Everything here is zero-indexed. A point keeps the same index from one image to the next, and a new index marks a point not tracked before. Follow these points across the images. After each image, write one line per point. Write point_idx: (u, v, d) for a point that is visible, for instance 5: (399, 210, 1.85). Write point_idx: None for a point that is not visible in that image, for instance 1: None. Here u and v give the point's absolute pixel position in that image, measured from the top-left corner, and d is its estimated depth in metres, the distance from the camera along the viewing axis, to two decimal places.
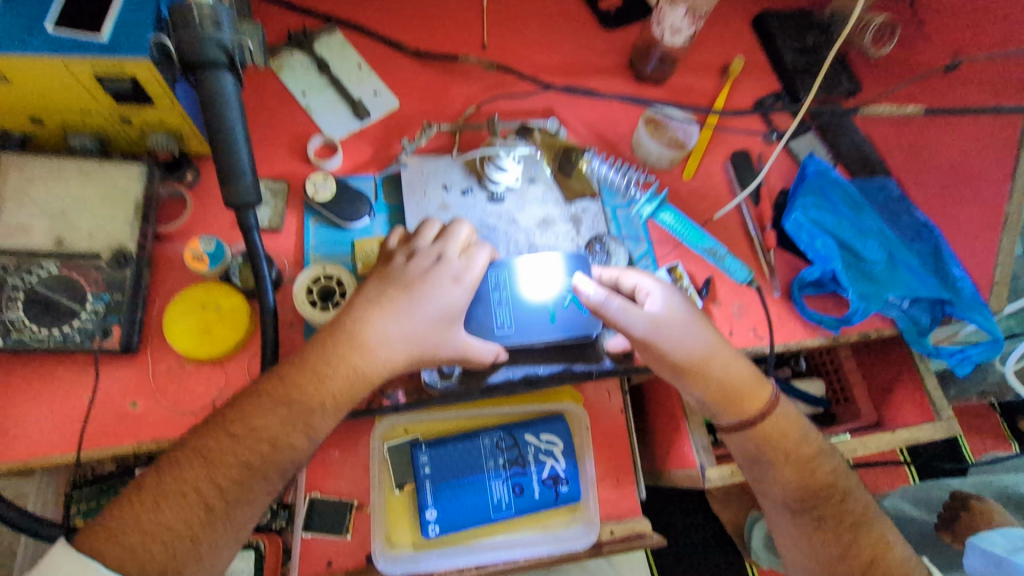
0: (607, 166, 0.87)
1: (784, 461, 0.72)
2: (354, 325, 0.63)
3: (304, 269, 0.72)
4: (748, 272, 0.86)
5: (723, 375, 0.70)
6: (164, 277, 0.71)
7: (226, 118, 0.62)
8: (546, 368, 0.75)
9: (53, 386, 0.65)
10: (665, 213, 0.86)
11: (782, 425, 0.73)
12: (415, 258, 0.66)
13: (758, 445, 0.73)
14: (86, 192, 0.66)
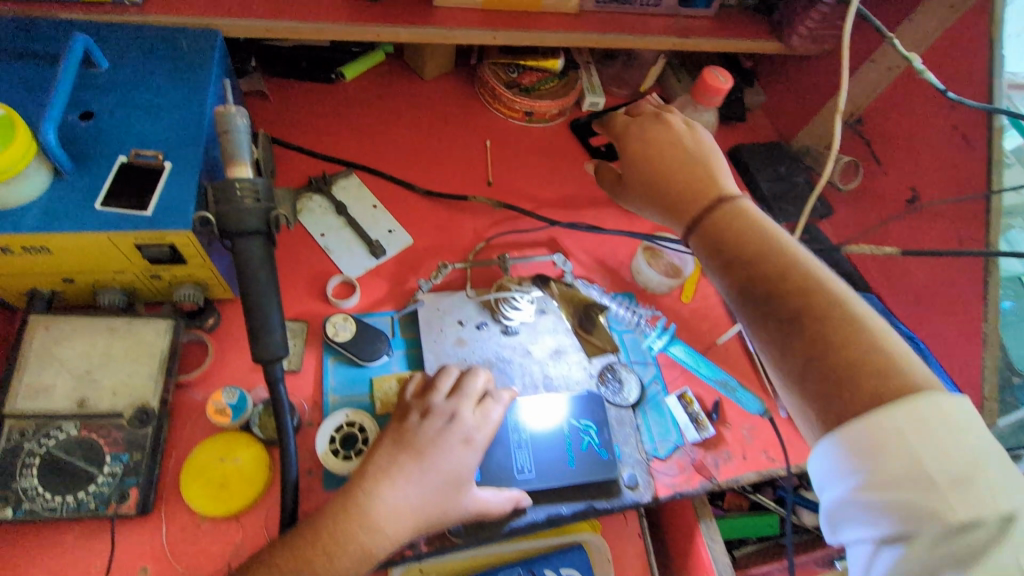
0: (617, 302, 0.91)
1: (817, 319, 0.51)
2: (363, 496, 0.60)
3: (327, 417, 0.72)
4: (760, 403, 0.88)
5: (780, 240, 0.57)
6: (183, 428, 0.71)
7: (260, 279, 0.64)
8: (569, 507, 0.74)
9: (62, 556, 0.62)
10: (677, 347, 0.90)
11: (825, 292, 0.53)
12: (428, 421, 0.65)
13: (759, 283, 0.56)
14: (111, 350, 0.67)
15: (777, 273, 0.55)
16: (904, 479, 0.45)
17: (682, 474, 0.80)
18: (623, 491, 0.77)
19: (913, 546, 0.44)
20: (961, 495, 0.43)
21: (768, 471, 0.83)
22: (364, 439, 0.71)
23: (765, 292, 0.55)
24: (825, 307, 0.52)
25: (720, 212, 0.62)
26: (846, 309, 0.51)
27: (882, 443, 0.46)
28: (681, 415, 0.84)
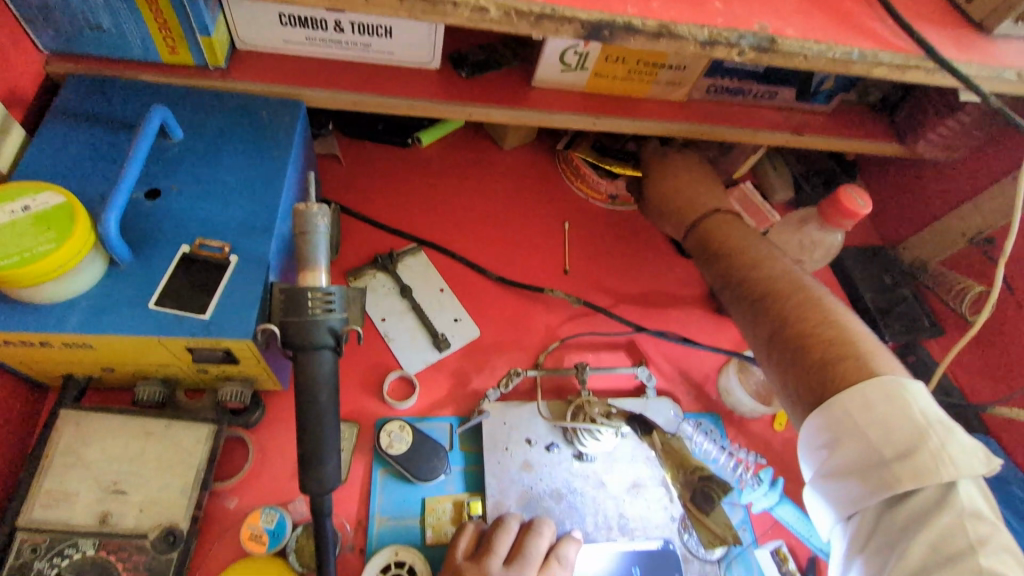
0: (712, 441, 0.80)
1: (800, 335, 0.60)
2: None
3: (373, 554, 0.65)
4: None
5: (791, 276, 0.67)
6: (211, 545, 0.62)
7: (320, 400, 0.56)
8: None
9: None
10: (785, 508, 0.76)
11: (813, 306, 0.62)
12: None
13: (762, 305, 0.65)
14: (144, 454, 0.59)
15: (757, 273, 0.69)
16: (825, 349, 0.58)
17: None
18: None
19: (862, 518, 0.53)
20: (863, 387, 0.53)
21: None
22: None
23: (755, 295, 0.67)
24: (785, 295, 0.64)
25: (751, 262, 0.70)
26: (843, 332, 0.59)
27: (803, 336, 0.60)
28: None
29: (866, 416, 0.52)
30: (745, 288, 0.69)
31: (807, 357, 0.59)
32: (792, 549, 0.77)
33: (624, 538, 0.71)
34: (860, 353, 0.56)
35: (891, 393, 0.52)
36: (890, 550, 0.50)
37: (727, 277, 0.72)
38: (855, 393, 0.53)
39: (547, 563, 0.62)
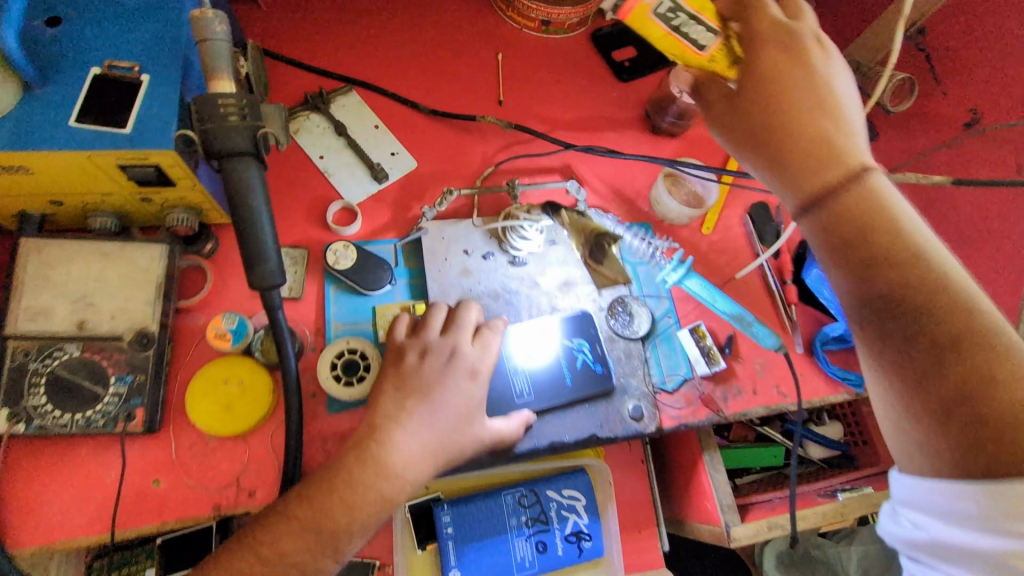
0: (634, 235, 0.87)
1: (907, 292, 0.50)
2: (380, 440, 0.61)
3: (327, 345, 0.71)
4: (776, 337, 0.85)
5: (898, 208, 0.54)
6: (186, 353, 0.71)
7: (250, 204, 0.61)
8: (572, 435, 0.74)
9: (78, 469, 0.65)
10: (691, 280, 0.86)
11: (918, 247, 0.51)
12: (431, 359, 0.65)
13: (853, 229, 0.53)
14: (106, 272, 0.65)
15: (853, 193, 0.54)
16: (924, 292, 0.49)
17: (688, 407, 0.80)
18: (627, 422, 0.76)
19: (984, 514, 0.42)
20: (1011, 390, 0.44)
21: (778, 406, 0.83)
22: (364, 365, 0.71)
23: (852, 232, 0.54)
24: (893, 247, 0.52)
25: (854, 189, 0.55)
26: (949, 283, 0.49)
27: (918, 280, 0.50)
28: (692, 349, 0.82)
29: (958, 380, 0.46)
30: (820, 191, 0.56)
31: (923, 302, 0.49)
32: (713, 330, 0.85)
33: None
34: (1012, 344, 0.46)
35: None
36: (1017, 523, 0.41)
37: (795, 165, 0.57)
38: (996, 398, 0.44)
39: (483, 330, 0.69)
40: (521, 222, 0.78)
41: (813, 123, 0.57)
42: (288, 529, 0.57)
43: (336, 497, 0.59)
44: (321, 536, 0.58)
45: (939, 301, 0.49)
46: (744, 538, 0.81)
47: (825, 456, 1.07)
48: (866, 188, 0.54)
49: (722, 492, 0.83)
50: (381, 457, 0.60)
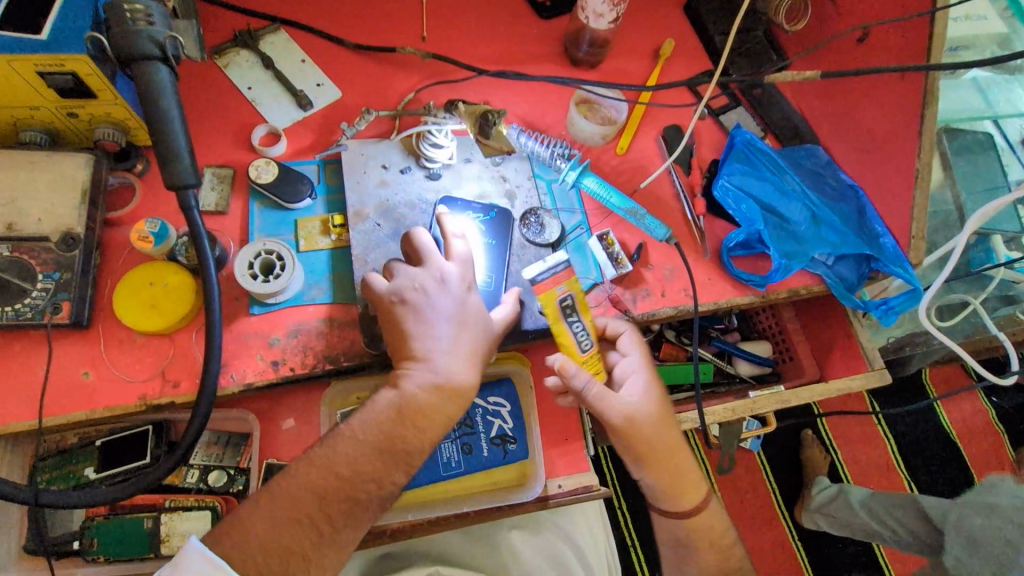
0: (533, 141, 0.91)
1: (686, 495, 0.79)
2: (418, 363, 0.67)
3: (245, 247, 0.76)
4: (666, 229, 0.90)
5: (691, 468, 0.80)
6: (114, 260, 0.76)
7: (162, 104, 0.66)
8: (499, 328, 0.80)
9: (11, 361, 0.70)
10: (589, 179, 0.90)
11: (710, 522, 0.82)
12: (428, 294, 0.69)
13: (687, 533, 0.81)
14: (34, 179, 0.71)
15: (675, 479, 0.78)
16: (702, 532, 0.81)
17: (598, 306, 0.86)
18: (536, 317, 0.82)
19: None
20: (720, 513, 0.84)
21: (684, 307, 0.87)
22: (281, 265, 0.76)
23: (670, 471, 0.78)
24: (690, 498, 0.80)
25: (677, 470, 0.78)
26: (727, 540, 0.83)
27: (701, 533, 0.81)
28: (601, 255, 0.87)
29: (728, 564, 0.82)
30: (661, 485, 0.78)
31: (700, 533, 0.81)
32: (623, 240, 0.90)
33: None
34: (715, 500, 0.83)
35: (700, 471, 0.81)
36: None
37: (661, 453, 0.77)
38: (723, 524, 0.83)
39: (447, 245, 0.74)
40: (429, 129, 0.83)
41: (664, 435, 0.77)
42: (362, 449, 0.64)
43: (402, 419, 0.66)
44: (391, 454, 0.64)
45: (706, 530, 0.82)
46: None
47: (755, 373, 1.12)
48: (687, 472, 0.79)
49: None
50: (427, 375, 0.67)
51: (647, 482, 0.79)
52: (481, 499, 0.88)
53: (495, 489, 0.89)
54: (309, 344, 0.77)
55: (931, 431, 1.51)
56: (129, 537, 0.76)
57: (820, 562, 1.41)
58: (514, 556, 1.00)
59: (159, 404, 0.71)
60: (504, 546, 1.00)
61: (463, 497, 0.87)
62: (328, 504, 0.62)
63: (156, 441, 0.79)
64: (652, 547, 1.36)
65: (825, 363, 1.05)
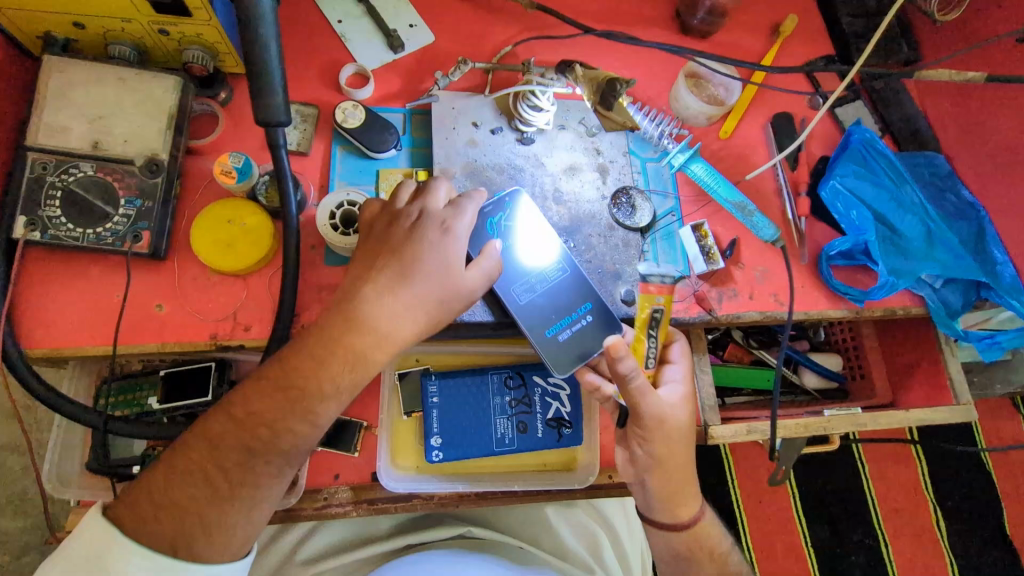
0: (642, 115, 0.86)
1: (682, 507, 0.72)
2: (407, 234, 0.62)
3: (329, 195, 0.73)
4: (775, 230, 0.83)
5: (693, 482, 0.73)
6: (193, 191, 0.73)
7: (261, 33, 0.62)
8: (559, 322, 0.72)
9: (88, 284, 0.68)
10: (696, 165, 0.84)
11: (708, 529, 0.74)
12: (397, 224, 0.63)
13: (687, 545, 0.73)
14: (123, 98, 0.68)
15: (677, 483, 0.72)
16: (699, 542, 0.74)
17: (682, 302, 0.80)
18: (618, 304, 0.77)
19: None
20: (716, 525, 0.76)
21: (773, 313, 0.82)
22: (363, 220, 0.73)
23: (675, 475, 0.71)
24: (688, 506, 0.73)
25: (680, 474, 0.72)
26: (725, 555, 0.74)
27: (700, 543, 0.73)
28: (693, 247, 0.81)
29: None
30: (664, 490, 0.71)
31: (697, 543, 0.73)
32: (716, 232, 0.84)
33: (557, 206, 0.79)
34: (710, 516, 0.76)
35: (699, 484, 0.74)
36: None
37: (671, 452, 0.71)
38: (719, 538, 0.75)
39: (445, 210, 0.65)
40: (532, 91, 0.77)
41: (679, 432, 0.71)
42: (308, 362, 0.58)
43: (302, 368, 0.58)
44: (293, 397, 0.57)
45: (701, 538, 0.74)
46: (721, 437, 0.82)
47: (821, 386, 1.07)
48: (689, 484, 0.72)
49: (706, 393, 0.84)
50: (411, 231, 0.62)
51: (650, 485, 0.72)
52: (529, 478, 0.87)
53: (544, 468, 0.89)
54: None
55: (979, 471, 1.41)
56: None
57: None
58: (550, 530, 0.98)
59: (230, 346, 0.69)
60: (539, 519, 0.99)
61: (511, 475, 0.87)
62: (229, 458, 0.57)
63: (218, 378, 0.78)
64: None
65: (900, 388, 1.00)
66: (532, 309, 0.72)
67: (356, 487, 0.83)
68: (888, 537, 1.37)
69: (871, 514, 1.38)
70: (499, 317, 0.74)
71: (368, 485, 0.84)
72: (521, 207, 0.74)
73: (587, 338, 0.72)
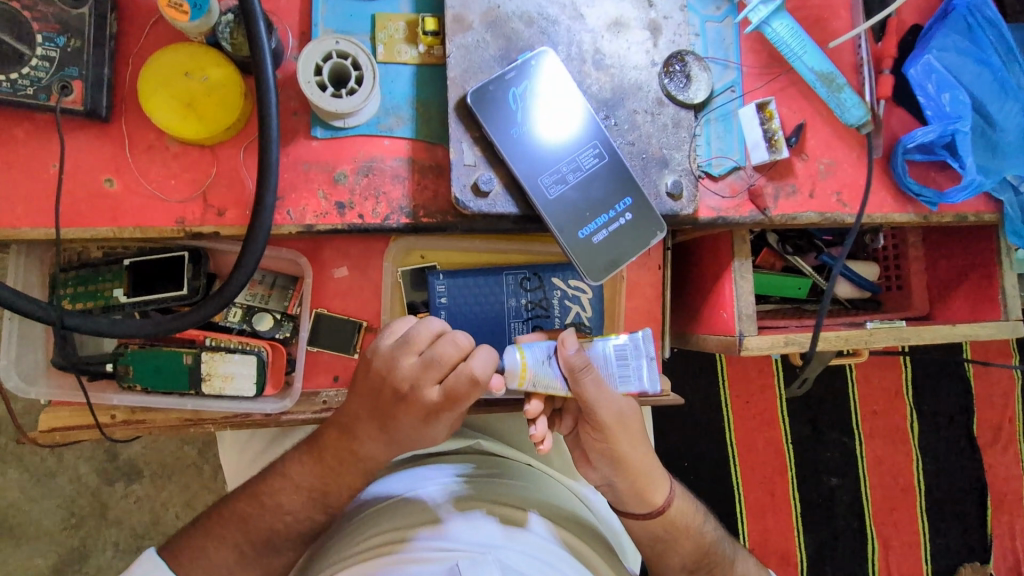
0: None
1: (677, 539, 0.76)
2: (404, 435, 0.65)
3: (311, 44, 0.56)
4: (864, 113, 0.68)
5: (649, 480, 0.72)
6: (137, 32, 0.57)
7: None
8: (596, 220, 0.61)
9: (16, 150, 0.55)
10: (779, 22, 0.67)
11: (688, 512, 0.76)
12: (398, 431, 0.64)
13: (663, 528, 0.74)
14: None
15: (640, 484, 0.71)
16: (631, 433, 0.68)
17: (733, 198, 0.69)
18: (662, 198, 0.65)
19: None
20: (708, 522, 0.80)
21: (833, 214, 0.71)
22: (357, 78, 0.57)
23: (634, 486, 0.71)
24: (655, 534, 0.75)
25: (640, 483, 0.71)
26: (713, 546, 0.78)
27: (676, 525, 0.75)
28: (754, 131, 0.68)
29: (703, 550, 0.77)
30: (630, 487, 0.71)
31: (677, 525, 0.75)
32: (781, 115, 0.71)
33: (597, 74, 0.64)
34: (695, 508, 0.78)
35: (661, 474, 0.73)
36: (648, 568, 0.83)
37: (625, 483, 0.71)
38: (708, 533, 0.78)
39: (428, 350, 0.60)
40: None
41: (636, 472, 0.70)
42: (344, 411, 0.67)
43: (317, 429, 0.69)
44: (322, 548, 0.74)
45: (631, 429, 0.68)
46: (756, 349, 0.75)
47: (851, 296, 0.98)
48: (655, 489, 0.72)
49: (744, 301, 0.76)
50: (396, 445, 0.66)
51: (617, 484, 0.72)
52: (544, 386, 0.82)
53: None
54: (382, 189, 0.62)
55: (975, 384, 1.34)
56: (168, 369, 0.69)
57: (808, 478, 1.31)
58: (558, 446, 0.96)
59: (202, 233, 0.58)
60: (548, 433, 0.96)
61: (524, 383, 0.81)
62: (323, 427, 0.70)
63: (194, 270, 0.67)
64: (663, 441, 1.27)
65: (938, 302, 0.94)
66: (563, 204, 0.60)
67: None
68: (864, 434, 1.33)
69: (849, 414, 1.33)
70: (523, 210, 0.61)
71: None
72: (540, 82, 0.61)
73: (629, 239, 0.61)
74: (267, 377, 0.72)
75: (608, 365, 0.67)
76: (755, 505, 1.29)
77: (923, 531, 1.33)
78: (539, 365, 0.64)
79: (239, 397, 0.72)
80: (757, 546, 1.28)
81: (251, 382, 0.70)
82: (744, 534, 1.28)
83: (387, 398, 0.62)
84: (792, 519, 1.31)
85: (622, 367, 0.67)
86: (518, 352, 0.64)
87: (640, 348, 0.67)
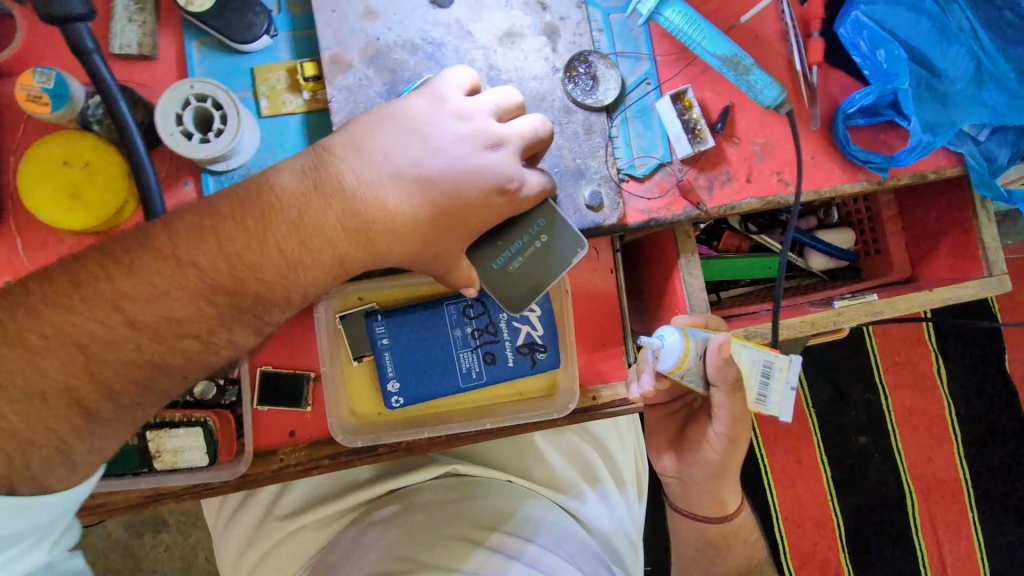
0: None
1: (737, 543, 0.76)
2: (360, 207, 0.50)
3: (165, 92, 0.53)
4: (778, 91, 0.63)
5: (724, 493, 0.75)
6: (9, 128, 0.56)
7: None
8: (511, 246, 0.58)
9: None
10: (670, 10, 0.62)
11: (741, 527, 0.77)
12: (341, 196, 0.50)
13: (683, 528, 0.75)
14: None
15: (722, 500, 0.75)
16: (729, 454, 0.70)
17: (663, 197, 0.64)
18: (582, 212, 0.62)
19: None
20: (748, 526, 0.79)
21: (776, 196, 0.66)
22: (222, 117, 0.55)
23: (715, 496, 0.75)
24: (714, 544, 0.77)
25: (721, 493, 0.74)
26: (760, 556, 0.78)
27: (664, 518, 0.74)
28: (673, 123, 0.64)
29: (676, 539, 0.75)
30: (711, 490, 0.74)
31: None
32: (703, 101, 0.66)
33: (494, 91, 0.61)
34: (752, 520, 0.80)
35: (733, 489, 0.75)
36: None
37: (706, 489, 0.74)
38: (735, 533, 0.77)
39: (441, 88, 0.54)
40: None
41: (720, 484, 0.73)
42: (148, 258, 0.46)
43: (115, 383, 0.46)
44: None
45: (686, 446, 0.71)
46: None
47: (827, 267, 0.92)
48: (729, 503, 0.76)
49: (696, 299, 0.71)
50: (367, 236, 0.51)
51: (697, 486, 0.75)
52: (505, 412, 0.78)
53: (521, 402, 0.79)
54: None
55: (996, 332, 1.25)
56: (115, 453, 0.70)
57: (836, 439, 1.22)
58: (539, 458, 0.93)
59: None
60: (526, 445, 0.93)
61: (484, 411, 0.78)
62: (115, 385, 0.45)
63: None
64: None
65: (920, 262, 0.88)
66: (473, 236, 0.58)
67: (315, 444, 0.75)
68: (889, 388, 1.23)
69: (873, 372, 1.23)
70: None
71: (327, 440, 0.75)
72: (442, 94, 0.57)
73: (546, 264, 0.58)
74: (217, 446, 0.71)
75: (748, 376, 0.66)
76: (782, 474, 1.21)
77: (967, 481, 1.23)
78: (691, 362, 0.64)
79: (192, 469, 0.72)
80: (789, 516, 1.20)
81: (202, 453, 0.71)
82: (775, 502, 1.20)
83: (348, 163, 0.51)
84: (825, 482, 1.21)
85: (761, 385, 0.65)
86: (683, 340, 0.63)
87: (783, 373, 0.65)
